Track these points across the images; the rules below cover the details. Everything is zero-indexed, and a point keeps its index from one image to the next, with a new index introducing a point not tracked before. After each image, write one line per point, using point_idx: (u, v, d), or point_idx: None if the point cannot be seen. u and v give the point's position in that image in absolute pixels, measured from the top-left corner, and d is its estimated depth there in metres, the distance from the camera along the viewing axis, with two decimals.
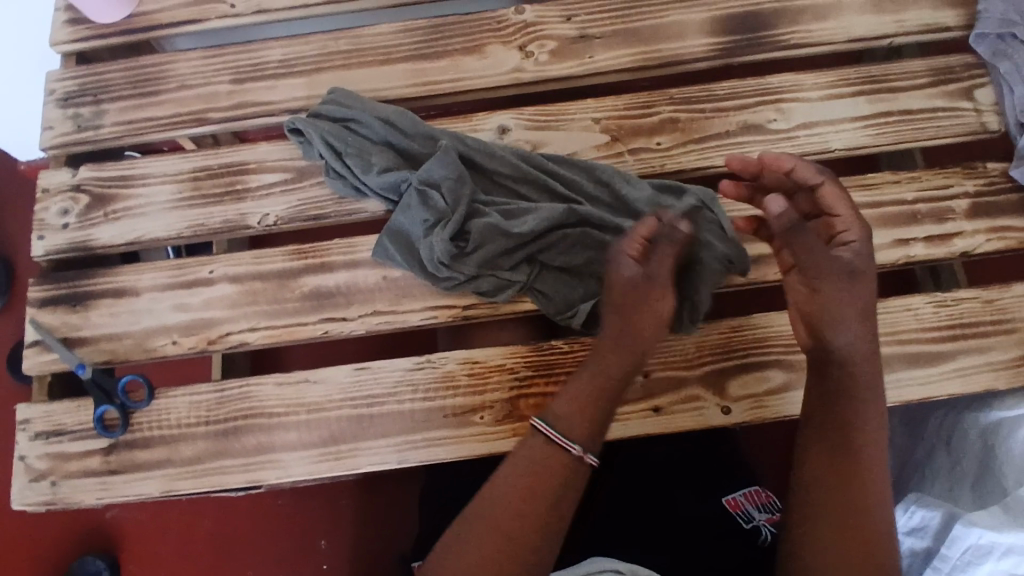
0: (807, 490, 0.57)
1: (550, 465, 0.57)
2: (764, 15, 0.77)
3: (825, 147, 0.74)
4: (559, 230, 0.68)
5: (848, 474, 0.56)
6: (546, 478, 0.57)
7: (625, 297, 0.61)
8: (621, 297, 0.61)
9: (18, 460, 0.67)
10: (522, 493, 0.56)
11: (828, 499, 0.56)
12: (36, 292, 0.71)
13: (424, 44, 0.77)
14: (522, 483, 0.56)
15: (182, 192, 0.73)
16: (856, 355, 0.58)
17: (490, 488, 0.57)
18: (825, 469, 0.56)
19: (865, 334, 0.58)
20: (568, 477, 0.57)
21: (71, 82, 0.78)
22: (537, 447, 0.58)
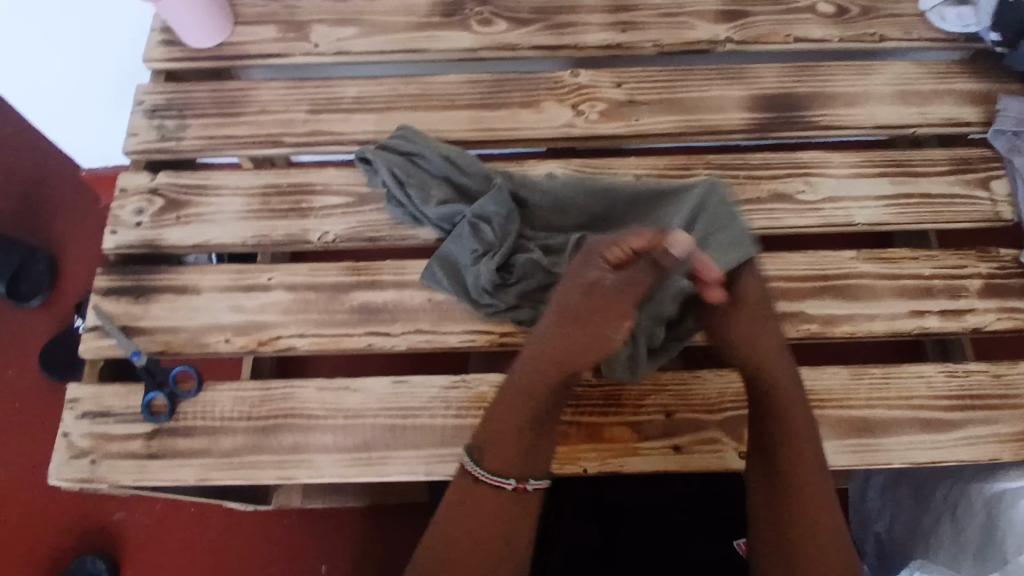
0: (767, 524, 0.61)
1: (483, 502, 0.62)
2: (798, 98, 0.85)
3: (849, 220, 0.79)
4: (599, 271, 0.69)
5: (804, 508, 0.60)
6: (489, 517, 0.62)
7: (587, 308, 0.61)
8: (570, 303, 0.62)
9: (63, 436, 0.70)
10: (466, 535, 0.61)
11: (784, 526, 0.60)
12: (102, 281, 0.76)
13: (486, 95, 0.85)
14: (465, 523, 0.62)
15: (251, 205, 0.79)
16: (786, 391, 0.64)
17: (435, 530, 0.62)
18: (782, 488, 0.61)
19: (777, 355, 0.65)
20: (508, 513, 0.63)
21: (160, 97, 0.85)
22: (474, 489, 0.63)
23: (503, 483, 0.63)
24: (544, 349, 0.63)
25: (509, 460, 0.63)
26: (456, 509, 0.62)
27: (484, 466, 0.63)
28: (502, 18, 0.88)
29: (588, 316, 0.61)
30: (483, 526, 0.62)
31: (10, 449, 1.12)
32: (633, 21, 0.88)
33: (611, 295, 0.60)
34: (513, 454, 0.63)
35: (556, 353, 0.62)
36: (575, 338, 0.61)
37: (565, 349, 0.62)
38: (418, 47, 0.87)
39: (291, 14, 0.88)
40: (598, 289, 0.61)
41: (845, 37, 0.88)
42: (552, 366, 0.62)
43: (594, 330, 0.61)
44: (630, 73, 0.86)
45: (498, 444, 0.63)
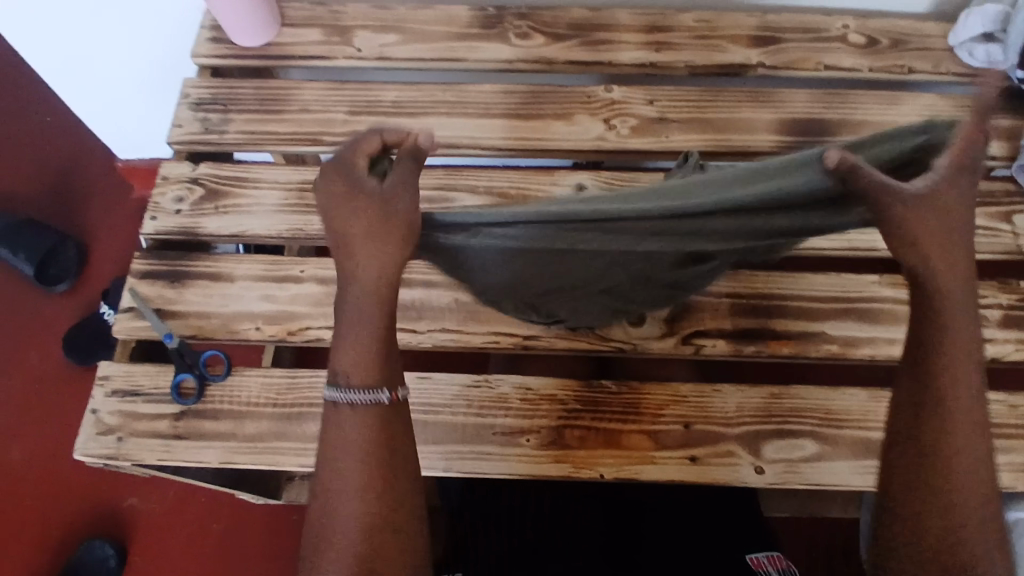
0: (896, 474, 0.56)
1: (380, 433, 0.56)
2: (826, 124, 0.86)
3: (872, 246, 0.80)
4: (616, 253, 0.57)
5: (935, 447, 0.54)
6: (381, 449, 0.55)
7: (347, 195, 0.53)
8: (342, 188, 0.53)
9: (92, 412, 0.72)
10: (357, 474, 0.55)
11: (908, 471, 0.55)
12: (140, 265, 0.78)
13: (521, 106, 0.87)
14: (356, 456, 0.55)
15: (288, 199, 0.81)
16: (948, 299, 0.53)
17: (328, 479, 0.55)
18: (911, 461, 0.55)
19: (957, 257, 0.52)
20: (390, 434, 0.56)
21: (205, 91, 0.88)
22: (349, 417, 0.55)
23: (377, 395, 0.55)
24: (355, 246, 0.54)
25: (372, 368, 0.55)
26: (337, 444, 0.55)
27: (350, 385, 0.55)
28: (539, 32, 0.91)
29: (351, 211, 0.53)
30: (382, 463, 0.55)
31: (29, 429, 1.13)
32: (667, 41, 0.91)
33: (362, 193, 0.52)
34: (378, 356, 0.55)
35: (353, 249, 0.53)
36: (367, 226, 0.52)
37: (365, 247, 0.53)
38: (457, 56, 0.90)
39: (335, 19, 0.91)
40: (357, 187, 0.52)
41: (875, 68, 0.90)
42: (351, 247, 0.53)
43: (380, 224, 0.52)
44: (662, 91, 0.88)
45: (357, 348, 0.55)
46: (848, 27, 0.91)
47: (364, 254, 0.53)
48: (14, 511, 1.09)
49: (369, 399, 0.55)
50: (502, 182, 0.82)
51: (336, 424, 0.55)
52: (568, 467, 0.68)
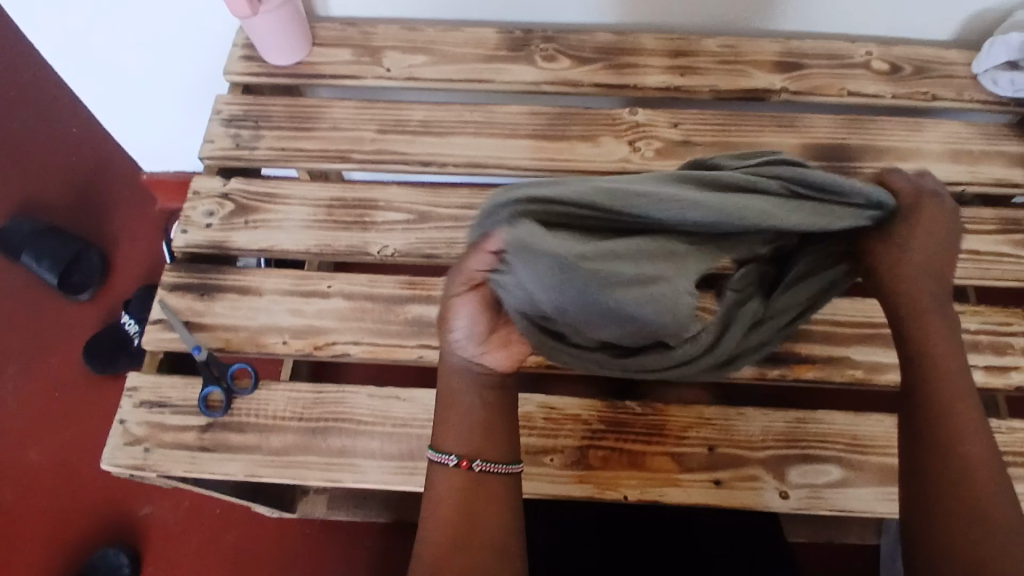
0: (925, 507, 0.53)
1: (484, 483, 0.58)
2: (850, 149, 0.87)
3: None
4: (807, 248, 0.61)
5: (959, 474, 0.52)
6: (492, 499, 0.58)
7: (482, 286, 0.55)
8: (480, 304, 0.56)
9: (119, 423, 0.72)
10: (462, 514, 0.57)
11: (943, 502, 0.52)
12: (170, 277, 0.79)
13: (547, 127, 0.88)
14: (468, 503, 0.57)
15: (316, 215, 0.82)
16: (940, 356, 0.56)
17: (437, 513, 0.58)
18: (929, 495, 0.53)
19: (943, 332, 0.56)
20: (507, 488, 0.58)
21: (237, 108, 0.89)
22: (443, 476, 0.58)
23: (446, 459, 0.58)
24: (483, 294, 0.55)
25: (479, 446, 0.58)
26: (468, 491, 0.57)
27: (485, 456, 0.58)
28: (566, 55, 0.92)
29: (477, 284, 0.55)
30: (482, 511, 0.57)
31: (48, 437, 1.14)
32: (692, 66, 0.92)
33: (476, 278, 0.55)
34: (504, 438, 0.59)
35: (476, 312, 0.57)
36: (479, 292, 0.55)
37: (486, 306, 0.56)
38: (485, 77, 0.91)
39: (366, 40, 0.93)
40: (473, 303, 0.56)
41: (899, 94, 0.90)
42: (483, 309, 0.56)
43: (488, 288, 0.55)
44: (686, 115, 0.89)
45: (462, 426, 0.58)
46: (871, 54, 0.92)
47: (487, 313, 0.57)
48: (30, 517, 1.09)
49: (439, 461, 0.58)
50: None
51: (434, 500, 0.58)
52: (592, 488, 0.68)
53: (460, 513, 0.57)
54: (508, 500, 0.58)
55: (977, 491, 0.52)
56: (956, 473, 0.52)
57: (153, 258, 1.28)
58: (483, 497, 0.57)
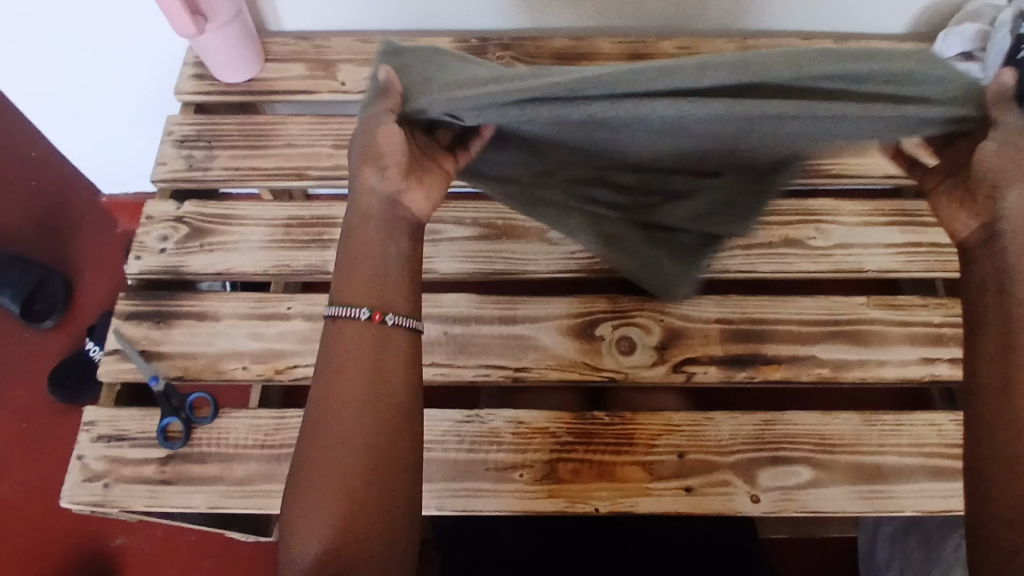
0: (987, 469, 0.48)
1: (381, 345, 0.51)
2: None
3: (859, 268, 0.80)
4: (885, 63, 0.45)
5: None
6: (372, 368, 0.50)
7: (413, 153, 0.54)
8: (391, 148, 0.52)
9: (77, 459, 0.70)
10: (342, 390, 0.50)
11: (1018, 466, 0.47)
12: (125, 306, 0.77)
13: None
14: (349, 376, 0.50)
15: (274, 235, 0.81)
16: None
17: (322, 377, 0.51)
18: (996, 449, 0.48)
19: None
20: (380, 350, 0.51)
21: (189, 128, 0.87)
22: (350, 329, 0.51)
23: (356, 313, 0.51)
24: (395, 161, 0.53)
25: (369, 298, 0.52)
26: (348, 359, 0.51)
27: (343, 304, 0.52)
28: (522, 62, 0.91)
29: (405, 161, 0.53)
30: (365, 383, 0.50)
31: (14, 471, 1.11)
32: None
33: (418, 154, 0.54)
34: (367, 279, 0.52)
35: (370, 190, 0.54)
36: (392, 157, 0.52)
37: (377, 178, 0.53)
38: None
39: (319, 54, 0.92)
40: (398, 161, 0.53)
41: None
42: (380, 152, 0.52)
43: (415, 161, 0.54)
44: None
45: (354, 274, 0.53)
46: None
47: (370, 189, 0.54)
48: None
49: (348, 313, 0.51)
50: (490, 212, 0.82)
51: (336, 355, 0.51)
52: (563, 502, 0.67)
53: (335, 384, 0.50)
54: (415, 405, 0.51)
55: None
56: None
57: (116, 281, 1.26)
58: (389, 387, 0.50)
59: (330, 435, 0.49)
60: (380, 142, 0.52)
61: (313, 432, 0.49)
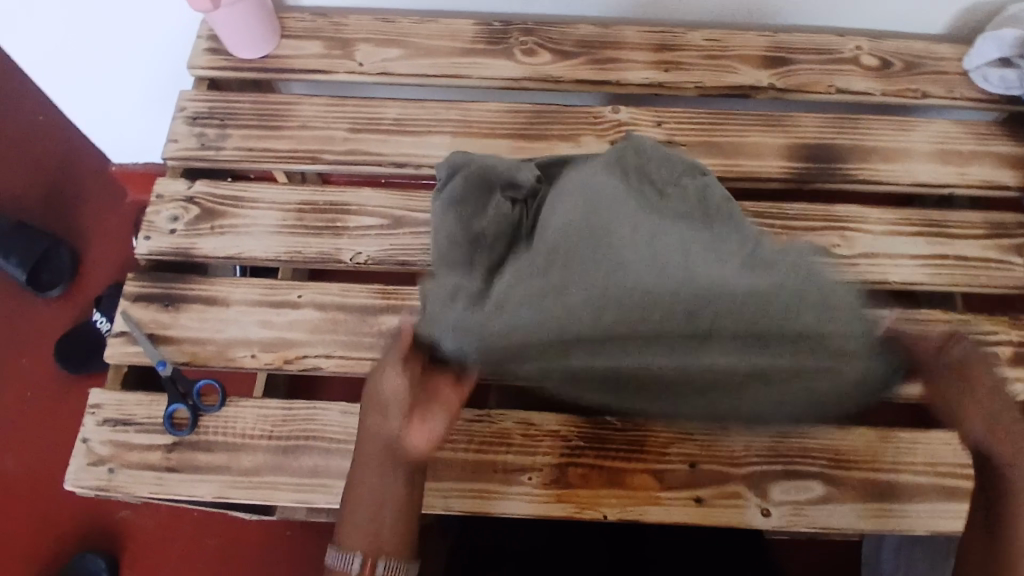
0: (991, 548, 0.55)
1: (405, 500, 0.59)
2: (837, 149, 0.85)
3: (883, 278, 0.78)
4: (837, 390, 0.56)
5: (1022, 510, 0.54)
6: (398, 502, 0.59)
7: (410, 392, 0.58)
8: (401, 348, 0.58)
9: (82, 442, 0.69)
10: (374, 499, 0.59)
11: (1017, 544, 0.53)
12: (133, 287, 0.75)
13: (527, 125, 0.85)
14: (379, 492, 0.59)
15: (286, 220, 0.79)
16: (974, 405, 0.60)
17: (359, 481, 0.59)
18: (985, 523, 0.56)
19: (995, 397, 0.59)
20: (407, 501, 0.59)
21: (202, 105, 0.85)
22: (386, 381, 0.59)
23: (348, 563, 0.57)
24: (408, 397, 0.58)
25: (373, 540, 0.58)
26: (374, 478, 0.59)
27: (343, 550, 0.57)
28: (546, 49, 0.88)
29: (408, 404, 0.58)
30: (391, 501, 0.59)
31: (18, 440, 1.11)
32: (676, 60, 0.89)
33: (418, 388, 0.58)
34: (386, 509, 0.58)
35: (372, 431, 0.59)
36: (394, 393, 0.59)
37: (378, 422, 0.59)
38: (462, 72, 0.87)
39: (337, 32, 0.89)
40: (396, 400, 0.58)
41: (888, 92, 0.88)
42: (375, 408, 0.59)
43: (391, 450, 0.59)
44: (670, 112, 0.86)
45: (358, 518, 0.58)
46: (860, 49, 0.90)
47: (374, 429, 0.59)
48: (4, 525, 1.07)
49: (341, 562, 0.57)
50: None
51: (367, 473, 0.59)
52: (572, 507, 0.67)
53: (368, 488, 0.59)
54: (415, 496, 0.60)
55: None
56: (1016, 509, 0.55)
57: (123, 251, 1.24)
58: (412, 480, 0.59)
59: (352, 535, 0.58)
60: (385, 391, 0.58)
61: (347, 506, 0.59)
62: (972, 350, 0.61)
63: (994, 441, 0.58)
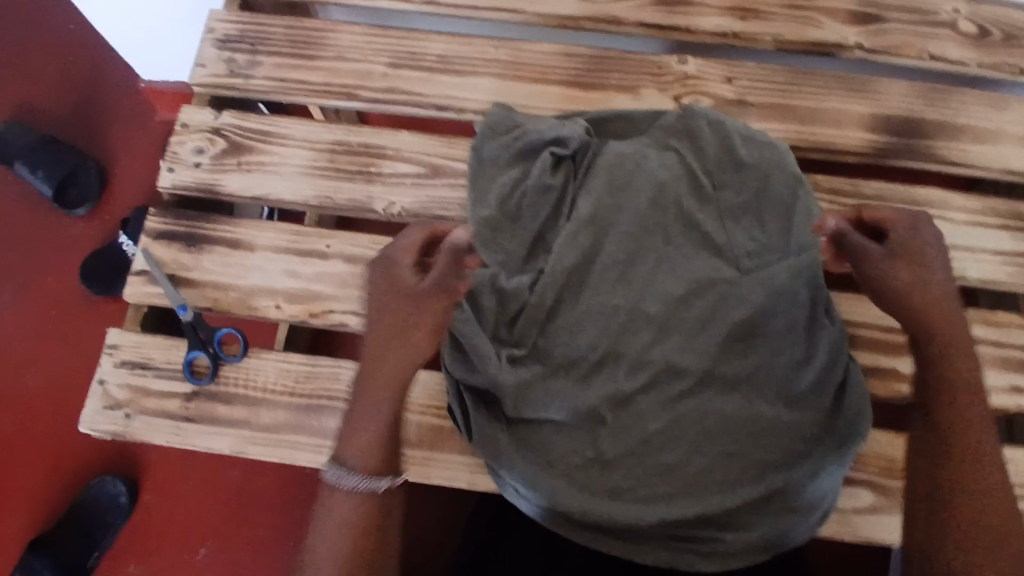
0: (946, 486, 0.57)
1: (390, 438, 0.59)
2: (924, 123, 0.76)
3: (959, 273, 0.72)
4: (790, 453, 0.63)
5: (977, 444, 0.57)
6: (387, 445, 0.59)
7: (396, 312, 0.58)
8: (385, 290, 0.58)
9: (99, 384, 0.67)
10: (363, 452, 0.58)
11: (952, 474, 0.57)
12: (154, 223, 0.71)
13: (583, 72, 0.77)
14: (364, 441, 0.58)
15: (317, 161, 0.74)
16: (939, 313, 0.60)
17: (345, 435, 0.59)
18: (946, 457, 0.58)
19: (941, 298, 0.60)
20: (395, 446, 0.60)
21: (232, 27, 0.78)
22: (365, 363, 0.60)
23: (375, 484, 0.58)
24: (382, 333, 0.58)
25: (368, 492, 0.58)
26: (358, 427, 0.58)
27: (356, 476, 0.58)
28: None
29: (400, 304, 0.58)
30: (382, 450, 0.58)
31: (41, 357, 1.10)
32: (754, 8, 0.79)
33: (417, 292, 0.57)
34: (378, 454, 0.58)
35: (376, 366, 0.58)
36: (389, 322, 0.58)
37: (388, 355, 0.58)
38: (515, 7, 0.79)
39: None
40: (392, 286, 0.58)
41: (985, 63, 0.79)
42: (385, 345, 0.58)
43: (408, 302, 0.57)
44: (743, 68, 0.77)
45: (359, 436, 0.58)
46: (959, 11, 0.80)
47: (381, 368, 0.58)
48: (26, 440, 1.07)
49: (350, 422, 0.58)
50: None
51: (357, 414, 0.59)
52: None
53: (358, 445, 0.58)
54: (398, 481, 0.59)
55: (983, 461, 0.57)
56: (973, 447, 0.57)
57: (151, 172, 1.20)
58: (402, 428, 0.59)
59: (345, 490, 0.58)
60: (393, 282, 0.58)
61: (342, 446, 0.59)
62: (941, 246, 0.61)
63: (949, 371, 0.59)
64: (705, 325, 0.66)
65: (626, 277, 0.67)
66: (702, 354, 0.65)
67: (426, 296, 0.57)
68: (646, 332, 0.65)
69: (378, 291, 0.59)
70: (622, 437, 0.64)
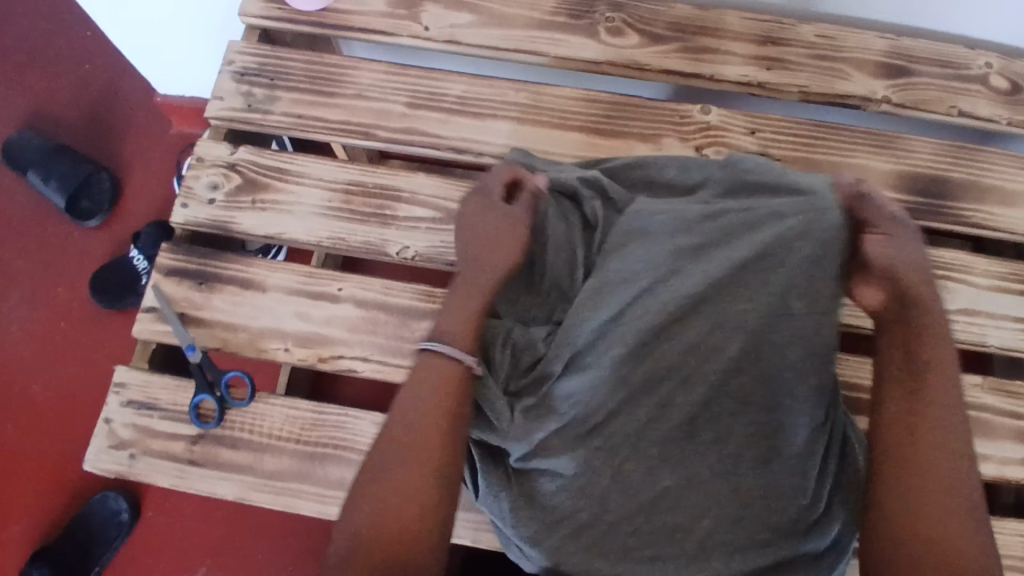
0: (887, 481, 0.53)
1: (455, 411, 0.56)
2: (950, 183, 0.75)
3: (981, 341, 0.70)
4: (800, 521, 0.59)
5: (937, 446, 0.52)
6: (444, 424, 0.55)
7: (490, 223, 0.64)
8: (477, 216, 0.65)
9: (105, 422, 0.66)
10: (414, 436, 0.54)
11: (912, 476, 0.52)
12: (166, 259, 0.71)
13: (603, 119, 0.76)
14: (418, 426, 0.55)
15: (332, 201, 0.73)
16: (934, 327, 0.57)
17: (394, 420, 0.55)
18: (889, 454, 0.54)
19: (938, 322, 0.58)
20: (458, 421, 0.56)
21: (252, 60, 0.78)
22: (437, 367, 0.57)
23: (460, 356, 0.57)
24: (482, 244, 0.64)
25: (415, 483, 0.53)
26: (413, 402, 0.56)
27: (444, 346, 0.57)
28: (634, 30, 0.78)
29: (489, 231, 0.64)
30: (437, 433, 0.54)
31: (48, 370, 1.10)
32: (781, 57, 0.78)
33: (502, 211, 0.65)
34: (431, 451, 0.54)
35: (479, 255, 0.63)
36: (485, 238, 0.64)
37: (483, 259, 0.63)
38: (538, 49, 0.78)
39: None
40: (483, 204, 0.66)
41: (1015, 122, 0.77)
42: (482, 255, 0.63)
43: (505, 230, 0.64)
44: (767, 119, 0.76)
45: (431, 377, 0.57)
46: (990, 67, 0.78)
47: (484, 251, 0.63)
48: (28, 452, 1.06)
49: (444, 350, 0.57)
50: None
51: (414, 395, 0.56)
52: None
53: (406, 432, 0.54)
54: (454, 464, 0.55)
55: (946, 481, 0.51)
56: (932, 447, 0.52)
57: (164, 186, 1.20)
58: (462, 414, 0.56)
59: (389, 479, 0.53)
60: (479, 230, 0.65)
61: (389, 433, 0.55)
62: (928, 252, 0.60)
63: (919, 393, 0.55)
64: (733, 389, 0.59)
65: (650, 330, 0.60)
66: (721, 419, 0.59)
67: (513, 216, 0.64)
68: (669, 390, 0.59)
69: (473, 213, 0.66)
70: (626, 497, 0.59)
